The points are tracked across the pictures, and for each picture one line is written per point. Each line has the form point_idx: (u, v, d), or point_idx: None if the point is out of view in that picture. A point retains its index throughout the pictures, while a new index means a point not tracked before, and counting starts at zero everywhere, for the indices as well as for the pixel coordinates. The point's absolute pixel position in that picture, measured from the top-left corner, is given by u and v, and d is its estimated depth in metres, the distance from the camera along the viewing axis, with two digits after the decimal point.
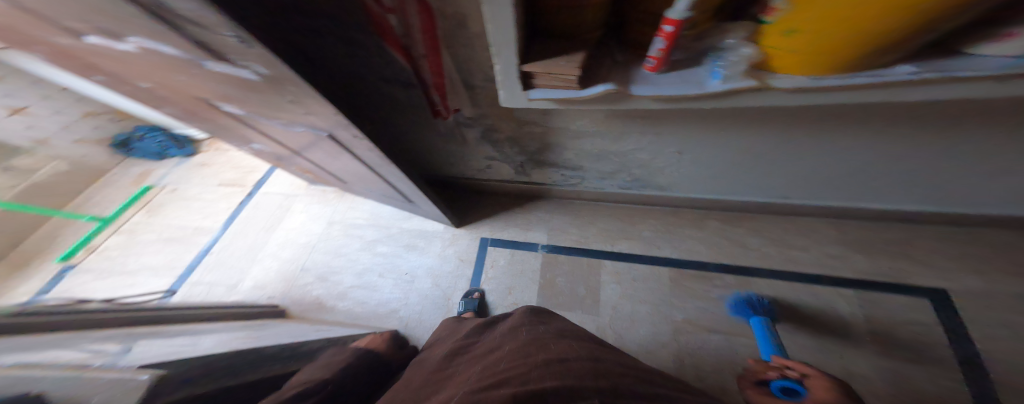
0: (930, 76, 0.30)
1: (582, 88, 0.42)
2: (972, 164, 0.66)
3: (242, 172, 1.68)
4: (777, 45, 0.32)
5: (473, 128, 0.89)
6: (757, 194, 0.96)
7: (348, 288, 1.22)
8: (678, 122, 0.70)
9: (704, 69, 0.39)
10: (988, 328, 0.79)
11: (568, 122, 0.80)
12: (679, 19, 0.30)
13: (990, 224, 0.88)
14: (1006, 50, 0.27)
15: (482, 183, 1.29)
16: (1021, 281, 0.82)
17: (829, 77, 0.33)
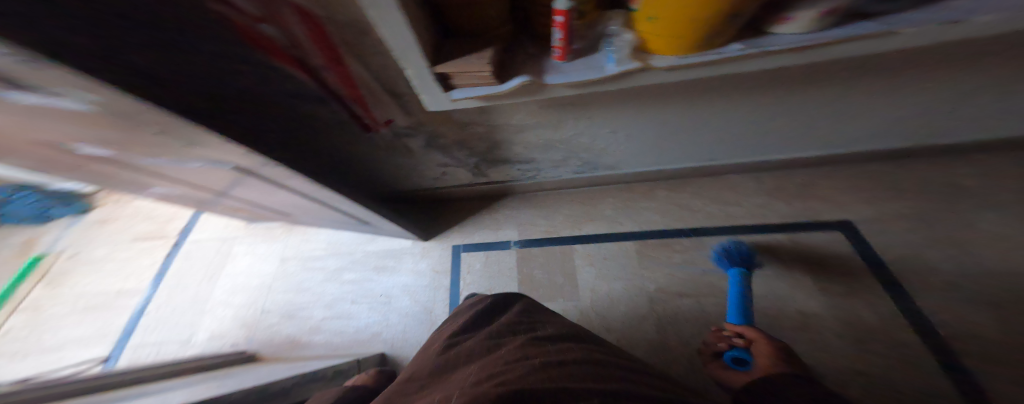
0: (752, 50, 0.38)
1: (502, 82, 0.43)
2: (850, 108, 0.76)
3: (159, 222, 1.45)
4: (647, 30, 0.37)
5: (415, 137, 0.86)
6: (689, 160, 1.05)
7: (320, 321, 1.12)
8: (608, 103, 0.74)
9: (601, 55, 0.43)
10: (899, 247, 0.88)
11: (508, 118, 0.81)
12: (564, 9, 0.34)
13: (895, 158, 0.98)
14: (789, 31, 0.38)
15: (443, 191, 1.25)
16: (923, 200, 0.93)
17: (691, 55, 0.39)
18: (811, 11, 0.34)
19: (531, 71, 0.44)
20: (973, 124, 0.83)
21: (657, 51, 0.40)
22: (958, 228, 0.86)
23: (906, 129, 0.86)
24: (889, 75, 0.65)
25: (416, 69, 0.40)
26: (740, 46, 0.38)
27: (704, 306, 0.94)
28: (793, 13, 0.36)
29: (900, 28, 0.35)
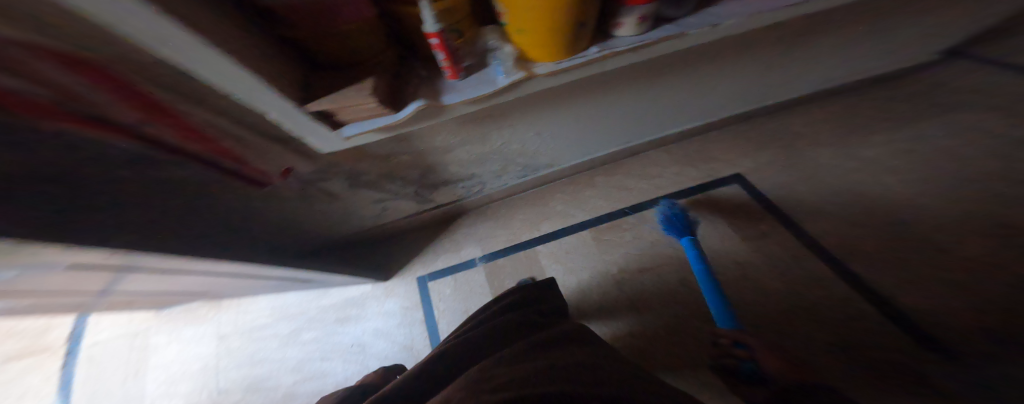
0: (603, 51, 0.46)
1: (397, 110, 0.40)
2: (727, 75, 0.86)
3: (42, 334, 1.20)
4: (520, 41, 0.41)
5: (335, 178, 0.77)
6: (615, 144, 1.11)
7: (292, 386, 1.05)
8: (522, 110, 0.75)
9: (492, 70, 0.44)
10: (806, 179, 0.98)
11: (431, 140, 0.77)
12: (436, 32, 0.32)
13: (786, 105, 1.11)
14: (625, 34, 0.47)
15: (393, 224, 1.16)
16: (816, 134, 1.05)
17: (563, 60, 0.45)
18: (632, 16, 0.43)
19: (427, 93, 0.42)
20: (829, 67, 0.95)
21: (536, 61, 0.44)
22: (844, 158, 0.97)
23: (774, 86, 0.98)
24: (745, 40, 0.72)
25: (280, 109, 0.37)
26: (596, 49, 0.47)
27: (663, 277, 0.98)
28: (621, 19, 0.44)
29: (688, 29, 0.47)
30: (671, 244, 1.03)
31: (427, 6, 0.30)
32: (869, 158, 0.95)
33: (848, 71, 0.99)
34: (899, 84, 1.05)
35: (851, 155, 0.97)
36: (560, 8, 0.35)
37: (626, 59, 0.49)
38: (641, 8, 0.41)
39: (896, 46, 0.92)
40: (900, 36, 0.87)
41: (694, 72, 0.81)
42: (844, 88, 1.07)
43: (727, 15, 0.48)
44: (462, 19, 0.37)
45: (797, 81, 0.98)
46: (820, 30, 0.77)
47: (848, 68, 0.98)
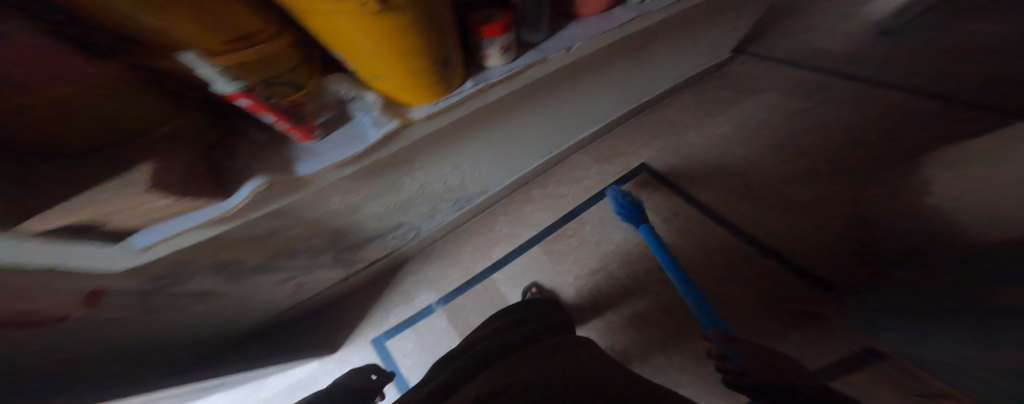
0: (478, 84, 0.46)
1: (227, 196, 0.32)
2: (616, 69, 0.91)
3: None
4: (380, 86, 0.36)
5: (196, 275, 0.55)
6: (540, 155, 1.07)
7: None
8: (429, 148, 0.65)
9: (356, 121, 0.38)
10: (701, 153, 1.11)
11: (321, 209, 0.59)
12: (240, 92, 0.25)
13: (670, 94, 1.27)
14: (496, 63, 0.48)
15: (315, 298, 0.95)
16: (697, 113, 1.21)
17: (439, 99, 0.43)
18: (495, 47, 0.45)
19: (267, 164, 0.33)
20: (677, 66, 1.13)
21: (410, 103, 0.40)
22: (714, 134, 1.14)
23: (649, 83, 1.11)
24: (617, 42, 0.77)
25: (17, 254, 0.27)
26: (470, 83, 0.46)
27: (613, 273, 0.97)
28: (484, 51, 0.45)
29: (546, 56, 0.53)
30: (612, 239, 1.02)
31: (203, 61, 0.23)
32: (730, 132, 1.13)
33: (695, 62, 1.19)
34: (733, 67, 1.30)
35: (717, 130, 1.15)
36: (408, 49, 0.31)
37: (504, 87, 0.50)
38: (496, 40, 0.44)
39: (720, 37, 1.13)
40: (719, 28, 1.07)
41: (584, 79, 0.84)
42: (699, 75, 1.26)
43: (576, 39, 0.56)
44: (297, 70, 0.29)
45: (660, 78, 1.13)
46: (659, 39, 0.90)
47: (695, 59, 1.17)
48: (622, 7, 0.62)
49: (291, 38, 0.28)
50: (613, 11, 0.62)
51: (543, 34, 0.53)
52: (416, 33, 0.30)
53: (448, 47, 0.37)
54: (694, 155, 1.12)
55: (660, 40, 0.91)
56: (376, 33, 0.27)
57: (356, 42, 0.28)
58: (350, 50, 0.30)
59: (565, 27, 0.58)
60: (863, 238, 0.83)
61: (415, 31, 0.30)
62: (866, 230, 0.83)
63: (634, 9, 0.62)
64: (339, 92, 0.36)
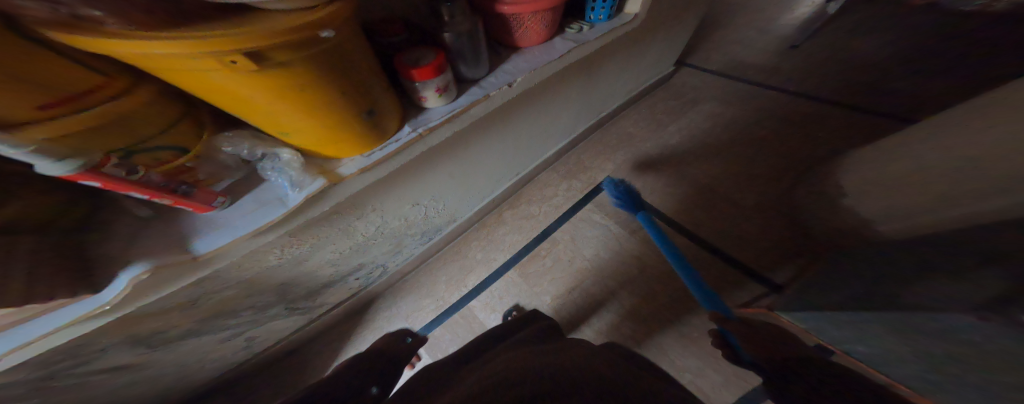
0: (420, 129, 0.45)
1: (99, 291, 0.28)
2: (572, 83, 0.91)
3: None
4: (297, 139, 0.34)
5: (98, 366, 0.39)
6: (510, 174, 1.00)
7: None
8: (380, 186, 0.57)
9: (275, 183, 0.36)
10: (662, 163, 1.15)
11: (249, 270, 0.46)
12: (76, 172, 0.22)
13: (626, 107, 1.31)
14: (435, 104, 0.48)
15: (273, 351, 0.76)
16: (653, 125, 1.26)
17: (374, 150, 0.41)
18: (430, 89, 0.45)
19: (151, 245, 0.30)
20: (624, 82, 1.18)
21: (339, 157, 0.39)
22: (666, 146, 1.19)
23: (604, 98, 1.15)
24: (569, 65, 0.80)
25: None
26: (410, 128, 0.45)
27: (588, 290, 0.90)
28: (421, 94, 0.45)
29: (490, 91, 0.52)
30: (584, 255, 0.95)
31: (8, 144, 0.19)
32: (681, 143, 1.19)
33: (642, 77, 1.25)
34: (675, 81, 1.40)
35: (669, 141, 1.20)
36: (312, 101, 0.31)
37: (447, 128, 0.49)
38: (433, 82, 0.44)
39: (661, 53, 1.21)
40: (660, 45, 1.15)
41: (540, 100, 0.85)
42: (649, 88, 1.33)
43: (519, 71, 0.57)
44: (167, 136, 0.28)
45: (612, 95, 1.17)
46: (605, 57, 0.94)
47: (642, 73, 1.23)
48: (559, 38, 0.66)
49: (155, 97, 0.27)
50: (552, 42, 0.64)
51: (484, 70, 0.54)
52: (320, 85, 0.30)
53: (372, 97, 0.37)
54: (655, 165, 1.15)
55: (606, 58, 0.95)
56: (258, 86, 0.26)
57: (245, 97, 0.27)
58: (243, 108, 0.29)
59: (507, 59, 0.59)
60: (799, 236, 0.91)
61: (319, 84, 0.29)
62: (802, 226, 0.92)
63: (571, 40, 0.65)
64: (241, 153, 0.33)
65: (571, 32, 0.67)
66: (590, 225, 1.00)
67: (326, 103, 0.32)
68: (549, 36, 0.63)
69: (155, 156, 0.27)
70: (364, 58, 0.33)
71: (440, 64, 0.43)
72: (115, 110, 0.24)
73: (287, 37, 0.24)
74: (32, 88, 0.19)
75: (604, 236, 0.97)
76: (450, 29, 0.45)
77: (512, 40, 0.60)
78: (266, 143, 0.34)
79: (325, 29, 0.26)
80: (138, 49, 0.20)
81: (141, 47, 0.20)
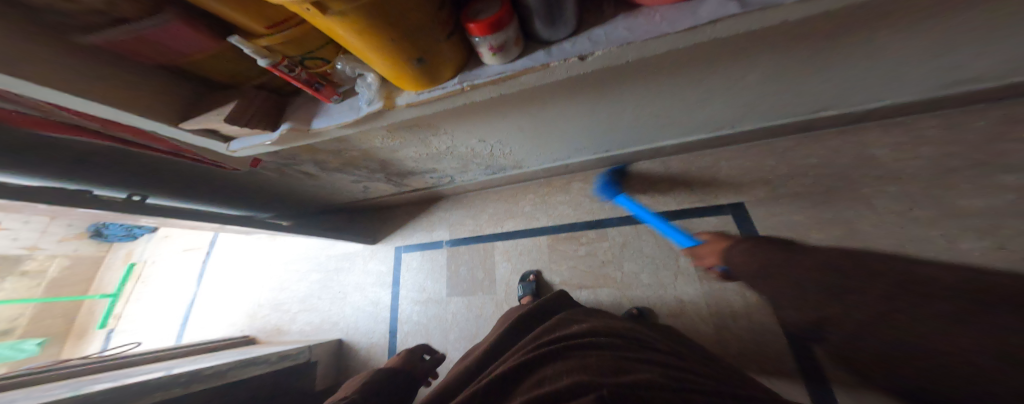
0: (463, 83, 0.51)
1: (274, 130, 0.54)
2: (745, 75, 0.62)
3: (192, 236, 1.81)
4: (377, 66, 0.47)
5: (301, 164, 0.78)
6: (596, 148, 0.90)
7: (294, 313, 1.31)
8: (451, 118, 0.66)
9: (360, 97, 0.53)
10: (836, 229, 0.74)
11: (365, 144, 0.72)
12: (270, 66, 0.42)
13: (857, 120, 0.79)
14: (493, 60, 0.50)
15: (383, 200, 1.19)
16: (885, 166, 0.75)
17: (423, 91, 0.52)
18: (486, 46, 0.47)
19: (302, 117, 0.55)
20: (918, 79, 0.64)
21: (401, 89, 0.52)
22: (882, 202, 0.73)
23: (813, 101, 0.72)
24: (737, 51, 0.54)
25: (182, 137, 0.54)
26: (458, 80, 0.51)
27: (599, 299, 0.85)
28: (478, 48, 0.48)
29: (552, 60, 0.49)
30: (621, 266, 0.86)
31: (242, 43, 0.39)
32: (953, 213, 0.67)
33: (990, 72, 0.62)
34: None
35: (894, 200, 0.72)
36: (376, 40, 0.40)
37: (493, 88, 0.53)
38: (492, 38, 0.45)
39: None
40: None
41: (678, 79, 0.62)
42: (950, 102, 0.71)
43: (607, 40, 0.48)
44: (321, 50, 0.45)
45: (841, 98, 0.71)
46: (882, 30, 0.49)
47: (970, 75, 0.63)
48: None
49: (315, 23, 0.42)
50: (700, 1, 0.43)
51: (566, 32, 0.49)
52: (381, 28, 0.38)
53: (421, 48, 0.44)
54: (827, 227, 0.74)
55: (888, 32, 0.50)
56: (339, 25, 0.36)
57: (338, 33, 0.38)
58: (340, 40, 0.41)
59: (606, 22, 0.49)
60: None
61: (380, 25, 0.38)
62: None
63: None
64: (345, 69, 0.50)
65: None
66: (656, 243, 0.85)
67: (387, 42, 0.41)
68: None
69: (315, 62, 0.47)
70: (413, 7, 0.38)
71: (500, 21, 0.43)
72: (293, 33, 0.40)
73: None
74: (258, 17, 0.38)
75: (661, 260, 0.83)
76: None
77: None
78: (363, 67, 0.49)
79: None
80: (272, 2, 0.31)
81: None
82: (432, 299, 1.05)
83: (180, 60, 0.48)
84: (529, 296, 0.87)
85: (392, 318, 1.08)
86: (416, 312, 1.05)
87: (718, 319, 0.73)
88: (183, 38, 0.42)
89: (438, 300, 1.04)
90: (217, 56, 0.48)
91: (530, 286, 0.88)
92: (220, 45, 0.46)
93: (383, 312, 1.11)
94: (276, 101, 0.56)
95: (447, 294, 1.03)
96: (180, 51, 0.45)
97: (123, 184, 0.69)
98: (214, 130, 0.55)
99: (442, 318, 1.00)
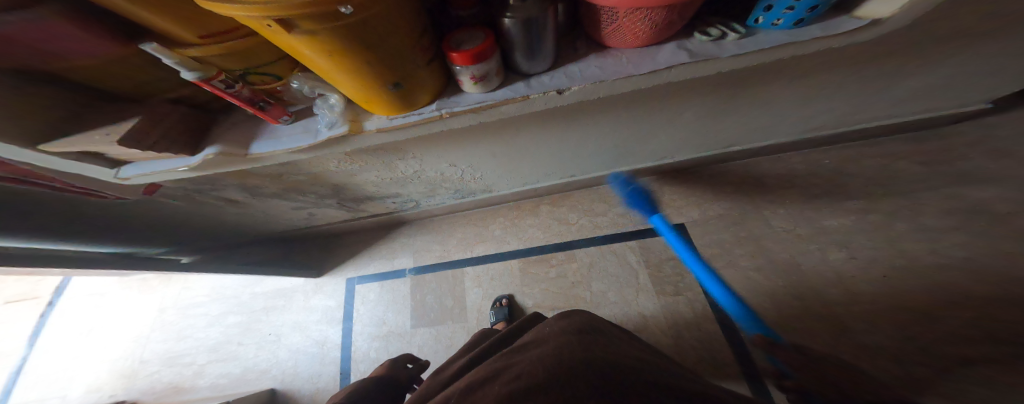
0: (442, 111, 0.48)
1: (195, 154, 0.43)
2: (690, 112, 0.71)
3: (29, 282, 1.33)
4: (343, 87, 0.41)
5: (229, 189, 0.65)
6: (563, 173, 0.94)
7: (203, 365, 1.04)
8: (422, 143, 0.62)
9: (317, 119, 0.46)
10: (757, 243, 0.88)
11: (319, 169, 0.63)
12: (199, 81, 0.33)
13: (763, 154, 0.98)
14: (473, 89, 0.48)
15: (332, 226, 1.04)
16: (785, 190, 0.93)
17: (396, 116, 0.47)
18: (466, 75, 0.45)
19: (238, 140, 0.45)
20: (800, 122, 0.82)
21: (370, 113, 0.47)
22: (783, 222, 0.89)
23: (733, 137, 0.87)
24: (688, 91, 0.62)
25: (44, 159, 0.40)
26: (435, 107, 0.48)
27: None
28: (458, 76, 0.46)
29: (533, 93, 0.49)
30: (589, 286, 0.90)
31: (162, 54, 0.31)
32: (828, 228, 0.85)
33: (842, 119, 0.83)
34: (889, 143, 0.92)
35: (791, 221, 0.89)
36: (346, 62, 0.35)
37: (472, 116, 0.51)
38: (475, 68, 0.43)
39: (913, 96, 0.74)
40: (888, 96, 0.72)
41: (638, 114, 0.68)
42: (821, 141, 0.93)
43: (582, 77, 0.50)
44: (269, 64, 0.38)
45: (753, 134, 0.86)
46: (783, 80, 0.61)
47: (830, 122, 0.84)
48: (673, 45, 0.47)
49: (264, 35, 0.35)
50: (658, 48, 0.48)
51: (544, 67, 0.50)
52: (354, 51, 0.33)
53: (399, 73, 0.40)
54: (750, 243, 0.89)
55: (786, 81, 0.62)
56: (303, 44, 0.31)
57: (299, 51, 0.32)
58: (302, 59, 0.35)
59: (579, 60, 0.51)
60: None
61: (354, 48, 0.33)
62: None
63: (688, 51, 0.46)
64: (300, 88, 0.43)
65: (703, 39, 0.46)
66: (619, 264, 0.92)
67: (359, 65, 0.36)
68: (656, 40, 0.47)
69: (262, 78, 0.39)
70: (393, 32, 0.35)
71: (483, 52, 0.41)
72: (235, 46, 0.33)
73: (305, 9, 0.25)
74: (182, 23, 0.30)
75: (624, 279, 0.90)
76: (512, 15, 0.39)
77: (599, 35, 0.49)
78: (323, 87, 0.43)
79: (345, 5, 0.27)
80: (218, 12, 0.25)
81: (230, 11, 0.24)
82: (394, 332, 0.94)
83: (53, 66, 0.36)
84: (502, 322, 0.84)
85: (343, 362, 0.93)
86: (375, 348, 0.93)
87: (675, 329, 0.80)
88: (53, 36, 0.32)
89: (401, 333, 0.93)
90: (111, 62, 0.37)
91: (503, 311, 0.86)
92: (112, 48, 0.35)
93: (330, 353, 0.95)
94: (199, 118, 0.46)
95: (411, 327, 0.93)
96: (47, 52, 0.34)
97: None
98: (100, 152, 0.42)
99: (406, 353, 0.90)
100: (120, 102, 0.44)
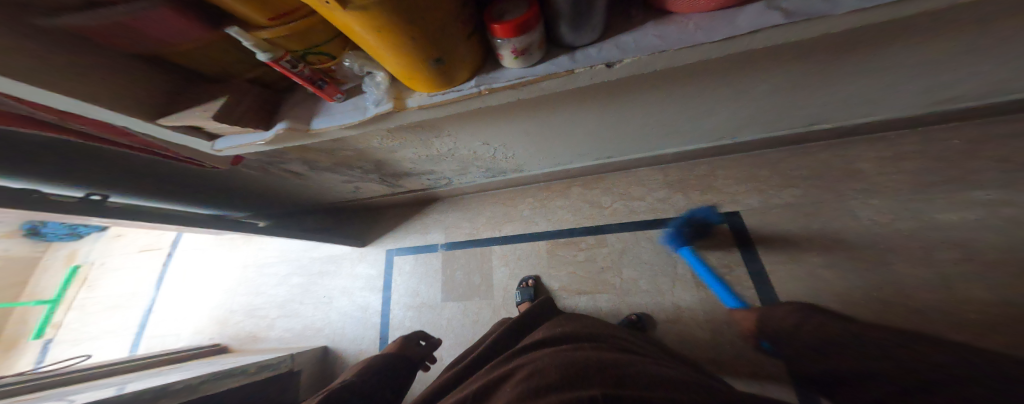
0: (480, 87, 0.48)
1: (267, 128, 0.49)
2: (753, 88, 0.63)
3: (153, 235, 1.67)
4: (389, 64, 0.43)
5: (292, 162, 0.73)
6: (597, 154, 0.90)
7: (273, 319, 1.23)
8: (458, 121, 0.63)
9: (366, 97, 0.49)
10: (823, 238, 0.78)
11: (365, 145, 0.68)
12: (271, 61, 0.38)
13: (842, 135, 0.84)
14: (512, 64, 0.47)
15: (375, 200, 1.14)
16: (866, 178, 0.80)
17: (436, 93, 0.49)
18: (507, 49, 0.44)
19: (302, 116, 0.51)
20: (899, 97, 0.69)
21: (412, 90, 0.48)
22: (860, 215, 0.78)
23: (806, 116, 0.75)
24: (753, 64, 0.55)
25: (159, 132, 0.49)
26: (474, 83, 0.48)
27: (597, 304, 0.86)
28: (499, 50, 0.45)
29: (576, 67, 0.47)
30: (619, 272, 0.88)
31: (242, 36, 0.35)
32: (920, 225, 0.73)
33: (961, 93, 0.67)
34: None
35: (870, 214, 0.77)
36: (394, 37, 0.36)
37: (510, 93, 0.50)
38: (516, 41, 0.42)
39: None
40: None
41: (688, 90, 0.62)
42: (924, 119, 0.77)
43: (637, 47, 0.45)
44: (327, 43, 0.41)
45: (832, 112, 0.74)
46: (883, 48, 0.51)
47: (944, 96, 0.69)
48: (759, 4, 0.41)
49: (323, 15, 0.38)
50: (739, 9, 0.41)
51: (591, 38, 0.47)
52: (401, 25, 0.34)
53: (442, 47, 0.40)
54: (814, 236, 0.79)
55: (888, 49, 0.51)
56: (356, 19, 0.32)
57: (352, 27, 0.34)
58: (355, 37, 0.37)
59: (634, 28, 0.47)
60: None
61: (402, 21, 0.34)
62: None
63: (781, 10, 0.39)
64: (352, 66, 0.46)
65: None
66: (654, 251, 0.88)
67: (405, 40, 0.37)
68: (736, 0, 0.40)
69: (320, 57, 0.43)
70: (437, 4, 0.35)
71: (526, 23, 0.40)
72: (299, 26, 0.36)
73: None
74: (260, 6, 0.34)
75: (658, 266, 0.86)
76: None
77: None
78: (371, 65, 0.46)
79: None
80: None
81: None
82: (426, 304, 1.02)
83: (167, 49, 0.43)
84: (527, 302, 0.86)
85: (382, 326, 1.04)
86: (408, 317, 1.02)
87: (712, 323, 0.76)
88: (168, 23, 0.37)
89: (433, 305, 1.01)
90: (210, 45, 0.43)
91: (528, 292, 0.88)
92: (209, 33, 0.41)
93: (372, 316, 1.07)
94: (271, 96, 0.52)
95: (442, 300, 1.00)
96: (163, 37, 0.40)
97: (74, 179, 0.61)
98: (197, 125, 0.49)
99: (436, 323, 0.97)
100: (215, 82, 0.51)
